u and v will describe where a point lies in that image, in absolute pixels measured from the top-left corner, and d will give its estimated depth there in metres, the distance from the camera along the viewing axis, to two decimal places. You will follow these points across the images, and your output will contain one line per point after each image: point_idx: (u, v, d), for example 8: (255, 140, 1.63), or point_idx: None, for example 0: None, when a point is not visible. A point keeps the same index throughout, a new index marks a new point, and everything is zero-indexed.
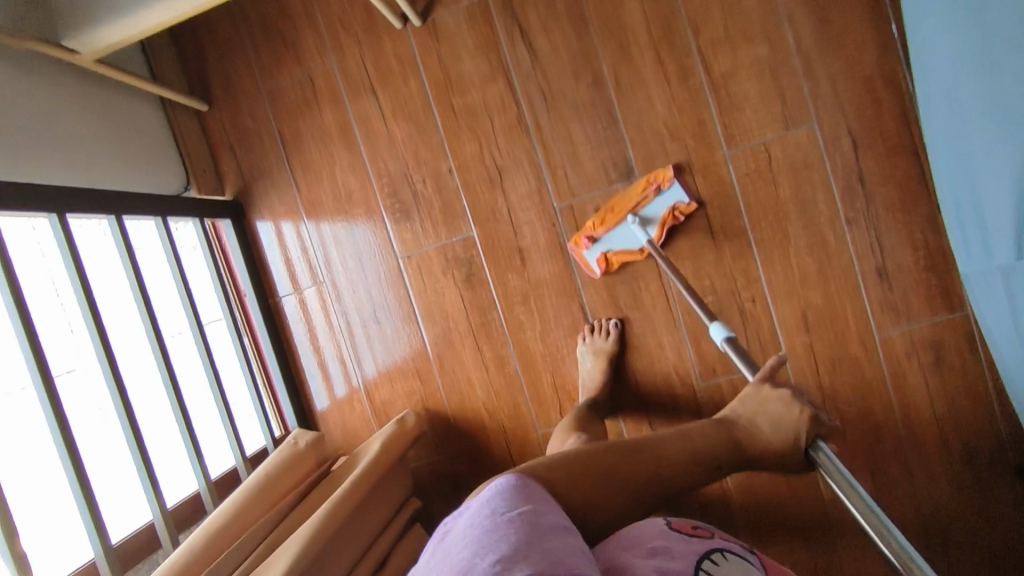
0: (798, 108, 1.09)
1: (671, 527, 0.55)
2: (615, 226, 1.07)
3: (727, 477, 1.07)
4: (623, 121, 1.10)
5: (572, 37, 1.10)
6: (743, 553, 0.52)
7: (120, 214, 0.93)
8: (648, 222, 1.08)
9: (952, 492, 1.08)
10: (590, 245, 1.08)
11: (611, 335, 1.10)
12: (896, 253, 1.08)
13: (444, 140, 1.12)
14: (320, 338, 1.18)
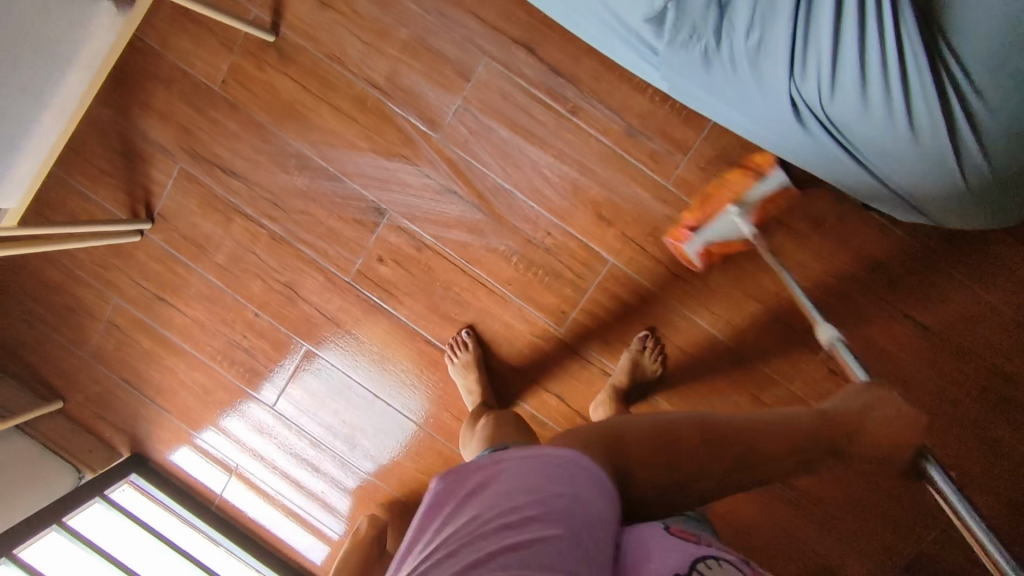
0: (464, 53, 1.07)
1: (668, 531, 0.57)
2: None
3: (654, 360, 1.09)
4: (344, 175, 1.13)
5: (259, 142, 1.14)
6: (737, 562, 0.54)
7: (16, 550, 1.05)
8: None
9: (825, 265, 1.04)
10: None
11: (470, 343, 1.13)
12: (633, 107, 1.05)
13: (234, 295, 1.20)
14: (272, 503, 1.29)
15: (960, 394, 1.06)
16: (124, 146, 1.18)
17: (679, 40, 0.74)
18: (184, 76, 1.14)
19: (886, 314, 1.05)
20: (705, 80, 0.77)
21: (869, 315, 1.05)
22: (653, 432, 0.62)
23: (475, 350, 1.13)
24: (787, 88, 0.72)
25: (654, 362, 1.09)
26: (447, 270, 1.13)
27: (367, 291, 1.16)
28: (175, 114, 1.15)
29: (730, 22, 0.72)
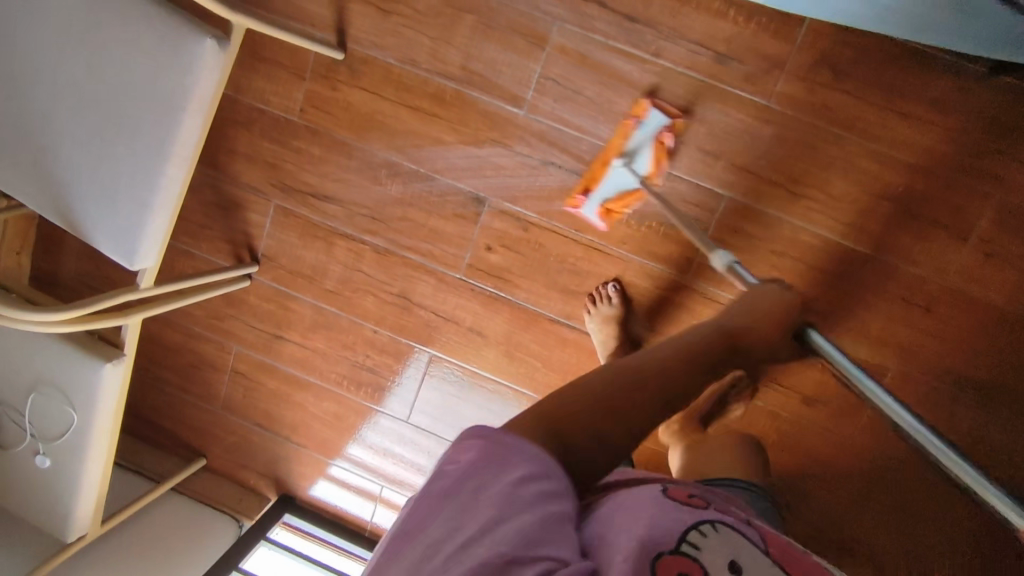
0: (534, 23, 1.05)
1: (665, 492, 0.55)
2: (604, 175, 1.07)
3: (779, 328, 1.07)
4: (436, 172, 1.12)
5: (346, 160, 1.14)
6: (736, 526, 0.52)
7: None
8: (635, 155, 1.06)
9: (951, 143, 0.99)
10: (585, 200, 1.08)
11: (614, 298, 1.09)
12: (718, 34, 1.01)
13: (350, 317, 1.20)
14: None
15: None
16: (218, 196, 1.19)
17: None
18: (263, 114, 1.15)
19: None
20: None
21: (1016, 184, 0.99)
22: (601, 413, 0.53)
23: (621, 305, 1.09)
24: None
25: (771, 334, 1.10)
26: (557, 243, 1.11)
27: (482, 283, 1.14)
28: (261, 153, 1.17)
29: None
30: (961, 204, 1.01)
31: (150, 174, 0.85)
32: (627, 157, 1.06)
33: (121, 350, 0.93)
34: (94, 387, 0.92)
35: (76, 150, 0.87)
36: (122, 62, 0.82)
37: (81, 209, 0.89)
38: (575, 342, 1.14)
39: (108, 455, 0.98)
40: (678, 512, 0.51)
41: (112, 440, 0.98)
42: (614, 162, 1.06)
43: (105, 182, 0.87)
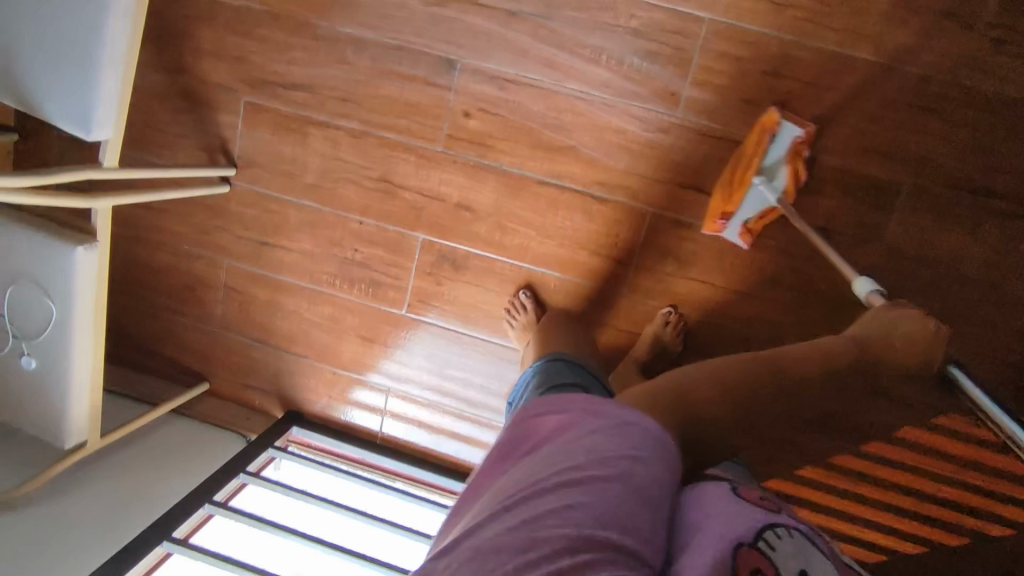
0: None
1: (735, 493, 0.52)
2: None
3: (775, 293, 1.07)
4: (404, 41, 1.07)
5: (311, 43, 1.10)
6: (810, 537, 0.46)
7: (212, 499, 1.05)
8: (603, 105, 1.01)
9: None
10: None
11: (529, 304, 1.11)
12: None
13: (333, 210, 1.16)
14: (430, 423, 1.26)
15: None
16: (188, 101, 1.16)
17: None
18: (221, 6, 1.11)
19: None
20: None
21: None
22: (717, 394, 0.65)
23: (534, 310, 1.11)
24: None
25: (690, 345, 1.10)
26: (537, 97, 1.06)
27: (465, 152, 1.10)
28: (225, 49, 1.13)
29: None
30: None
31: (95, 28, 0.81)
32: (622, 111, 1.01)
33: (93, 237, 0.91)
34: (69, 271, 0.89)
35: (23, 16, 0.83)
36: None
37: (35, 81, 0.85)
38: (567, 203, 1.09)
39: (94, 353, 0.96)
40: (754, 510, 0.48)
41: (98, 337, 0.96)
42: None
43: (54, 46, 0.83)
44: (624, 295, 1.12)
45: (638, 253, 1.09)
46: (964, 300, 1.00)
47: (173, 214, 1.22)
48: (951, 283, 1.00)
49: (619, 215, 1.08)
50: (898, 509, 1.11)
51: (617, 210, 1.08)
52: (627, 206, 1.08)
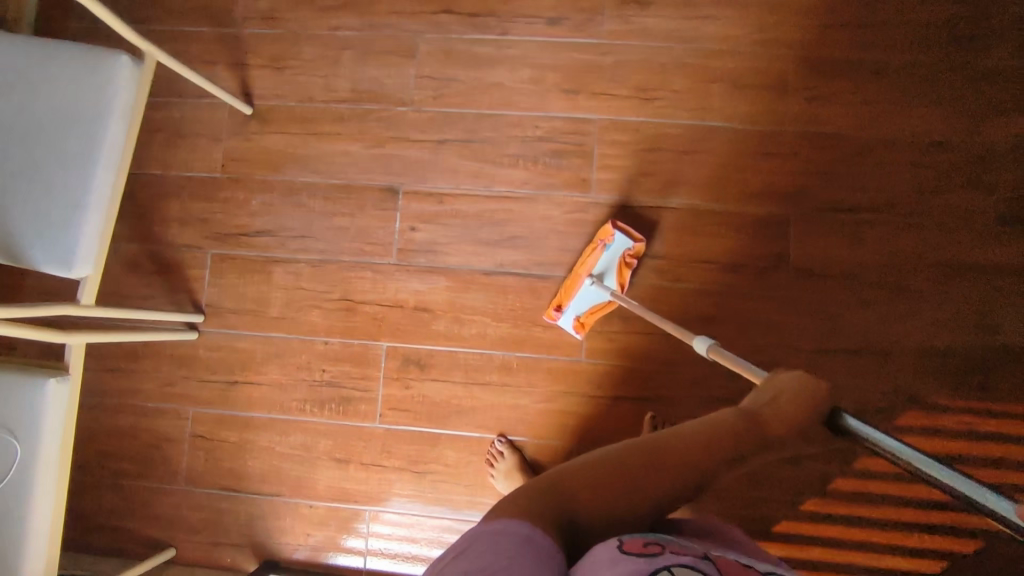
0: (400, 41, 1.27)
1: (622, 547, 0.54)
2: (577, 291, 1.14)
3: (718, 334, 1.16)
4: (350, 179, 1.25)
5: (267, 194, 1.26)
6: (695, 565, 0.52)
7: None
8: (604, 274, 1.14)
9: (767, 18, 1.21)
10: (560, 314, 1.16)
11: (507, 451, 1.15)
12: (543, 5, 1.24)
13: (298, 337, 1.23)
14: (416, 545, 1.19)
15: (941, 48, 1.18)
16: (156, 264, 1.26)
17: None
18: (187, 179, 1.28)
19: (839, 26, 1.20)
20: None
21: (826, 33, 1.20)
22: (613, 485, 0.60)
23: (514, 454, 1.15)
24: None
25: None
26: (472, 203, 1.22)
27: (414, 261, 1.22)
28: (191, 213, 1.27)
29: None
30: (792, 63, 1.20)
31: (82, 176, 0.96)
32: (596, 276, 1.14)
33: (65, 370, 0.97)
34: (38, 406, 0.94)
35: (11, 180, 0.97)
36: (52, 93, 0.97)
37: (20, 232, 0.96)
38: (513, 287, 1.20)
39: (60, 491, 0.97)
40: (637, 563, 0.52)
41: (66, 475, 0.98)
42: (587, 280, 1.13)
43: (39, 199, 0.96)
44: (583, 362, 1.18)
45: None
46: (870, 300, 1.16)
47: (140, 371, 1.25)
48: (854, 288, 1.16)
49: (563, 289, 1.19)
50: (920, 525, 1.11)
51: (559, 284, 1.19)
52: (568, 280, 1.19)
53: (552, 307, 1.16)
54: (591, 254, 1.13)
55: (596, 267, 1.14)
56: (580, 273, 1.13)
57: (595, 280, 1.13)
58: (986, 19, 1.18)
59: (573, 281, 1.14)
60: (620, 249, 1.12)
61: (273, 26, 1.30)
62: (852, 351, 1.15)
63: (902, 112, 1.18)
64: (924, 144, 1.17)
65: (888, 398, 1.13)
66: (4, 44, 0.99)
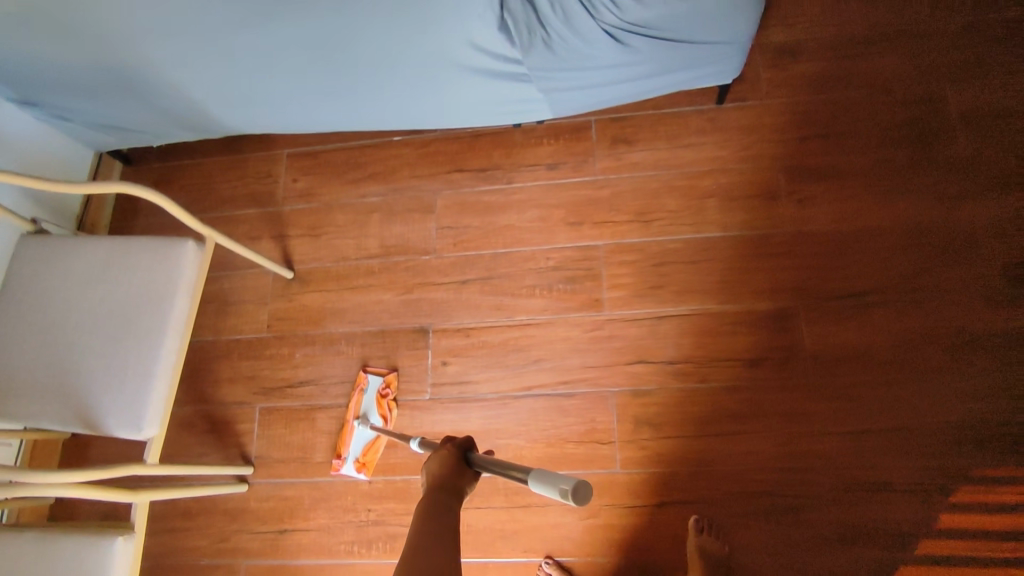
0: (419, 200, 1.45)
1: None
2: (347, 437, 1.26)
3: (748, 431, 1.19)
4: (383, 324, 1.36)
5: (309, 346, 1.37)
6: None
7: None
8: (367, 415, 1.28)
9: (738, 144, 1.37)
10: (341, 463, 1.25)
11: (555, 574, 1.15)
12: (541, 155, 1.43)
13: (343, 478, 1.27)
14: None
15: (901, 147, 1.32)
16: (209, 423, 1.35)
17: (527, 44, 1.12)
18: (238, 341, 1.40)
19: (805, 140, 1.35)
20: (553, 60, 1.16)
21: (795, 148, 1.35)
22: None
23: None
24: (599, 28, 1.10)
25: (718, 541, 1.11)
26: (496, 333, 1.32)
27: (448, 393, 1.29)
28: (241, 371, 1.38)
29: (541, 15, 1.08)
30: (769, 176, 1.34)
31: (152, 347, 1.09)
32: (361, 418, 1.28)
33: (131, 530, 1.03)
34: (106, 566, 0.99)
35: (93, 357, 1.09)
36: (129, 280, 1.13)
37: (98, 403, 1.07)
38: (543, 408, 1.25)
39: None
40: None
41: None
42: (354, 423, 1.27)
43: (116, 372, 1.08)
44: (620, 473, 1.20)
45: (616, 430, 1.22)
46: (894, 380, 1.19)
47: (193, 529, 1.29)
48: (875, 369, 1.20)
49: (590, 403, 1.24)
50: None
51: (587, 399, 1.25)
52: (594, 394, 1.25)
53: (335, 456, 1.26)
54: (353, 400, 1.29)
55: (361, 409, 1.28)
56: (349, 420, 1.27)
57: (360, 421, 1.27)
58: (936, 120, 1.32)
59: (346, 428, 1.27)
60: (372, 387, 1.30)
61: (309, 202, 1.49)
62: (886, 432, 1.17)
63: (880, 206, 1.29)
64: (908, 230, 1.27)
65: (932, 475, 1.14)
66: (91, 244, 1.17)
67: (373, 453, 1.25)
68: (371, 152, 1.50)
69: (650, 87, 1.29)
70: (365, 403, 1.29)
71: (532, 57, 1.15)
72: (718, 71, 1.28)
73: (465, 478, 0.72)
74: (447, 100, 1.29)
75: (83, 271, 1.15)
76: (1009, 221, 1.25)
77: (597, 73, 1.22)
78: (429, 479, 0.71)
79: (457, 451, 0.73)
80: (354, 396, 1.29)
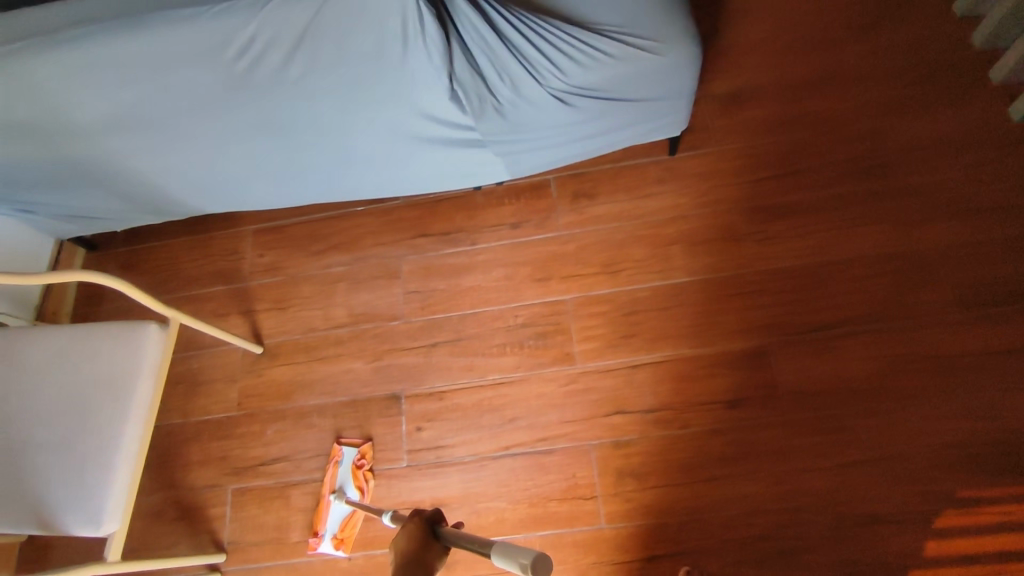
0: (385, 267, 1.46)
1: None
2: (324, 513, 1.24)
3: (729, 474, 1.19)
4: (355, 393, 1.35)
5: (281, 422, 1.35)
6: None
7: None
8: (344, 488, 1.25)
9: (692, 192, 1.41)
10: (319, 541, 1.22)
11: None
12: (503, 215, 1.46)
13: (321, 558, 1.23)
14: None
15: (846, 184, 1.37)
16: (179, 511, 1.31)
17: (478, 111, 1.16)
18: (207, 423, 1.37)
19: (756, 184, 1.40)
20: (505, 124, 1.21)
21: (747, 192, 1.40)
22: None
23: None
24: (546, 92, 1.15)
25: None
26: (470, 394, 1.31)
27: (424, 459, 1.27)
28: (211, 453, 1.34)
29: (490, 84, 1.12)
30: (725, 220, 1.38)
31: (114, 436, 1.06)
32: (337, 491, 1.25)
33: None
34: None
35: (52, 451, 1.06)
36: (89, 368, 1.11)
37: (58, 499, 1.03)
38: (522, 467, 1.24)
39: None
40: None
41: None
42: (330, 498, 1.24)
43: (76, 465, 1.05)
44: (605, 528, 1.18)
45: (597, 483, 1.21)
46: (866, 410, 1.20)
47: None
48: (847, 399, 1.21)
49: (568, 458, 1.23)
50: None
51: (565, 454, 1.23)
52: (572, 449, 1.23)
53: (313, 533, 1.23)
54: (329, 474, 1.27)
55: (337, 483, 1.26)
56: (326, 495, 1.25)
57: (336, 495, 1.24)
58: (876, 156, 1.39)
59: (323, 504, 1.25)
60: (348, 459, 1.28)
61: (276, 275, 1.50)
62: (865, 461, 1.17)
63: (833, 242, 1.33)
64: (863, 260, 1.31)
65: (915, 502, 1.14)
66: (49, 333, 1.15)
67: (353, 528, 1.22)
68: (335, 223, 1.52)
69: (602, 144, 1.34)
70: (341, 476, 1.27)
71: (485, 123, 1.19)
72: (665, 125, 1.34)
73: (433, 551, 0.71)
74: (407, 169, 1.32)
75: (41, 362, 1.12)
76: (956, 245, 1.30)
77: (549, 134, 1.27)
78: (398, 554, 0.71)
79: (424, 523, 0.73)
80: (329, 470, 1.27)
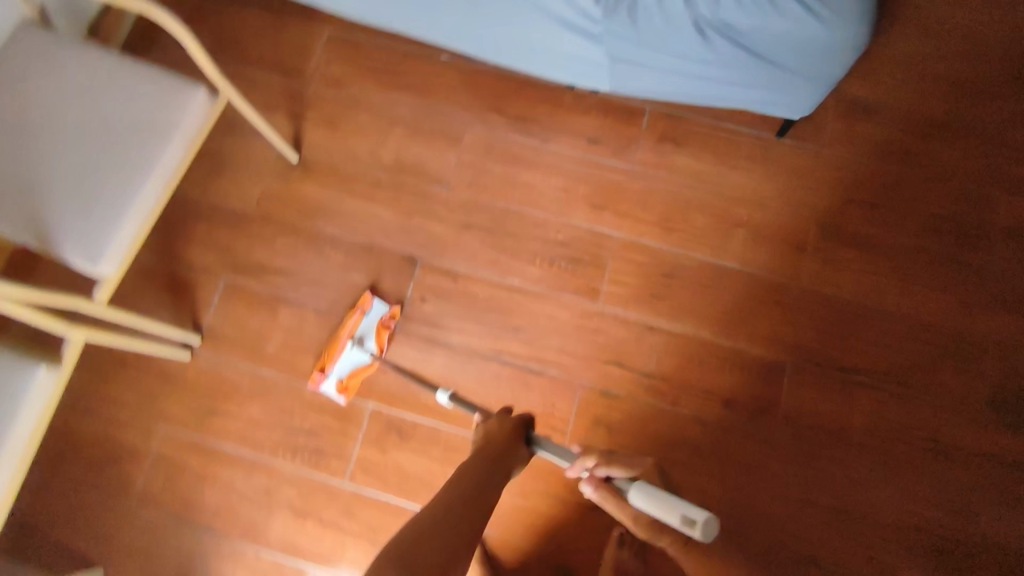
0: (448, 128, 1.37)
1: None
2: (338, 355, 1.20)
3: (694, 462, 1.19)
4: (375, 241, 1.31)
5: (293, 238, 1.31)
6: None
7: None
8: (365, 339, 1.22)
9: (782, 183, 1.32)
10: (323, 377, 1.19)
11: None
12: (585, 126, 1.36)
13: (288, 380, 1.24)
14: None
15: (936, 241, 1.29)
16: (169, 280, 1.30)
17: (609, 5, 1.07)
18: (221, 208, 1.33)
19: (848, 203, 1.31)
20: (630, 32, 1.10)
21: (836, 208, 1.31)
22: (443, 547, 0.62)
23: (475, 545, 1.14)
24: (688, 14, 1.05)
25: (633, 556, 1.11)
26: (485, 288, 1.28)
27: (417, 330, 1.26)
28: (216, 240, 1.32)
29: None
30: (801, 226, 1.30)
31: (132, 183, 1.02)
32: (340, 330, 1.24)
33: (59, 361, 0.98)
34: (21, 392, 0.94)
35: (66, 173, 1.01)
36: (128, 106, 1.05)
37: (57, 221, 0.99)
38: (506, 376, 1.23)
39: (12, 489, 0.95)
40: None
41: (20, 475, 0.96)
42: (350, 343, 1.20)
43: (86, 196, 1.00)
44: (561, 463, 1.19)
45: (571, 420, 1.21)
46: (850, 461, 1.19)
47: (122, 380, 1.25)
48: (836, 444, 1.20)
49: (553, 386, 1.22)
50: None
51: (552, 382, 1.23)
52: (560, 380, 1.23)
53: (316, 369, 1.19)
54: (353, 320, 1.21)
55: (357, 331, 1.22)
56: (343, 337, 1.21)
57: (356, 343, 1.21)
58: (979, 226, 1.30)
59: (336, 344, 1.20)
60: (375, 312, 1.23)
61: (337, 90, 1.41)
62: (831, 507, 1.17)
63: (894, 292, 1.27)
64: (915, 322, 1.25)
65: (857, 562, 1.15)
66: (99, 56, 1.08)
67: (358, 378, 1.21)
68: (415, 63, 1.41)
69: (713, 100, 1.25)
70: (363, 324, 1.22)
71: (609, 22, 1.10)
72: (788, 105, 1.23)
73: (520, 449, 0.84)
74: (508, 44, 1.22)
75: (81, 80, 1.06)
76: (1014, 345, 1.24)
77: (667, 64, 1.17)
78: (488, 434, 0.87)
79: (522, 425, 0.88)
80: (354, 316, 1.21)
